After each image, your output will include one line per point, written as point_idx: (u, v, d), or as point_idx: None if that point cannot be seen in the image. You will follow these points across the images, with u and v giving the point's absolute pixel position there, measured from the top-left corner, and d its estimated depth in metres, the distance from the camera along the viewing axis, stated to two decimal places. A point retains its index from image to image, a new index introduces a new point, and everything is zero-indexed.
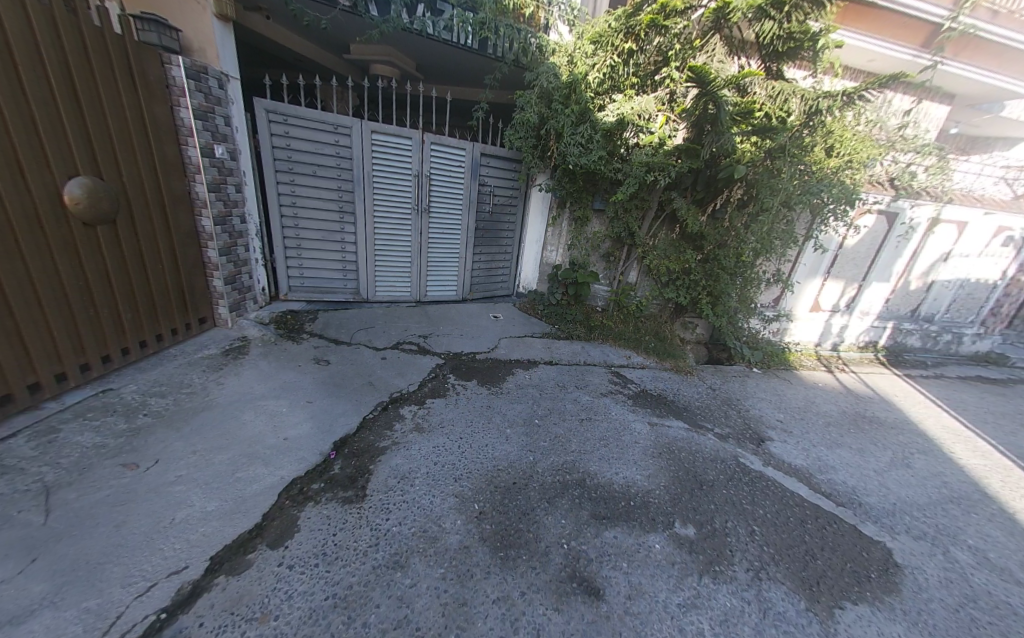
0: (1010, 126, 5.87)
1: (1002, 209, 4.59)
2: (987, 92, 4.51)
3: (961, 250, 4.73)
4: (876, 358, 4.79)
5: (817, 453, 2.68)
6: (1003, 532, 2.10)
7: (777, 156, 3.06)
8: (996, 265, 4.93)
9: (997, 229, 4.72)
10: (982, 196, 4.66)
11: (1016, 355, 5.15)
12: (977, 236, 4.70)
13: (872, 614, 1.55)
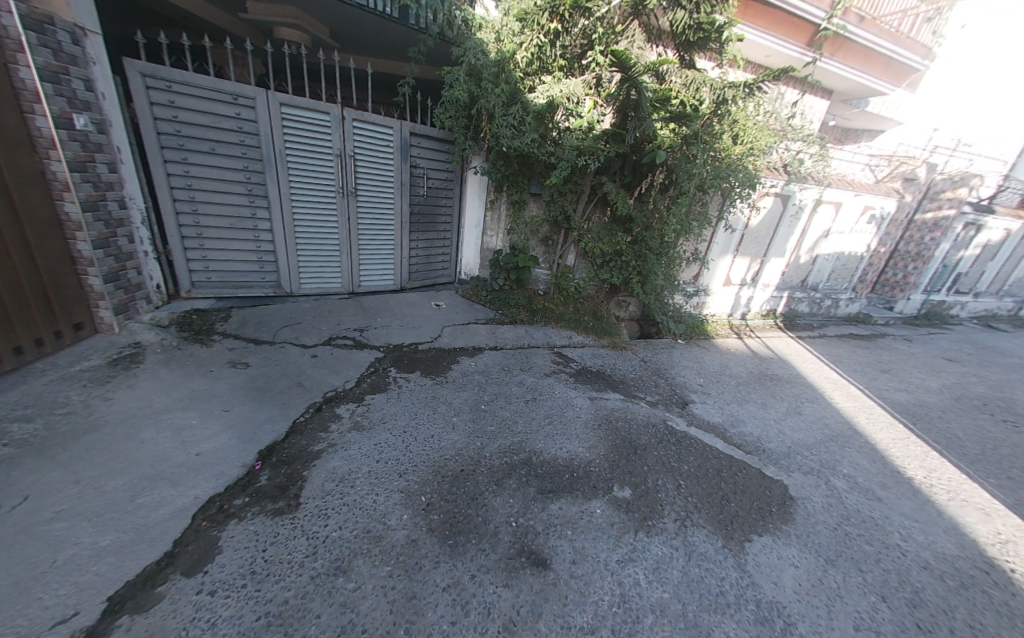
0: (872, 119, 6.93)
1: (866, 192, 5.45)
2: (855, 88, 5.25)
3: (838, 228, 5.57)
4: (776, 323, 5.52)
5: (730, 409, 3.03)
6: (866, 459, 2.58)
7: (690, 143, 3.23)
8: (864, 240, 5.87)
9: (864, 208, 5.61)
10: (853, 180, 5.48)
11: (877, 315, 6.26)
12: (850, 215, 5.55)
13: (773, 542, 1.83)
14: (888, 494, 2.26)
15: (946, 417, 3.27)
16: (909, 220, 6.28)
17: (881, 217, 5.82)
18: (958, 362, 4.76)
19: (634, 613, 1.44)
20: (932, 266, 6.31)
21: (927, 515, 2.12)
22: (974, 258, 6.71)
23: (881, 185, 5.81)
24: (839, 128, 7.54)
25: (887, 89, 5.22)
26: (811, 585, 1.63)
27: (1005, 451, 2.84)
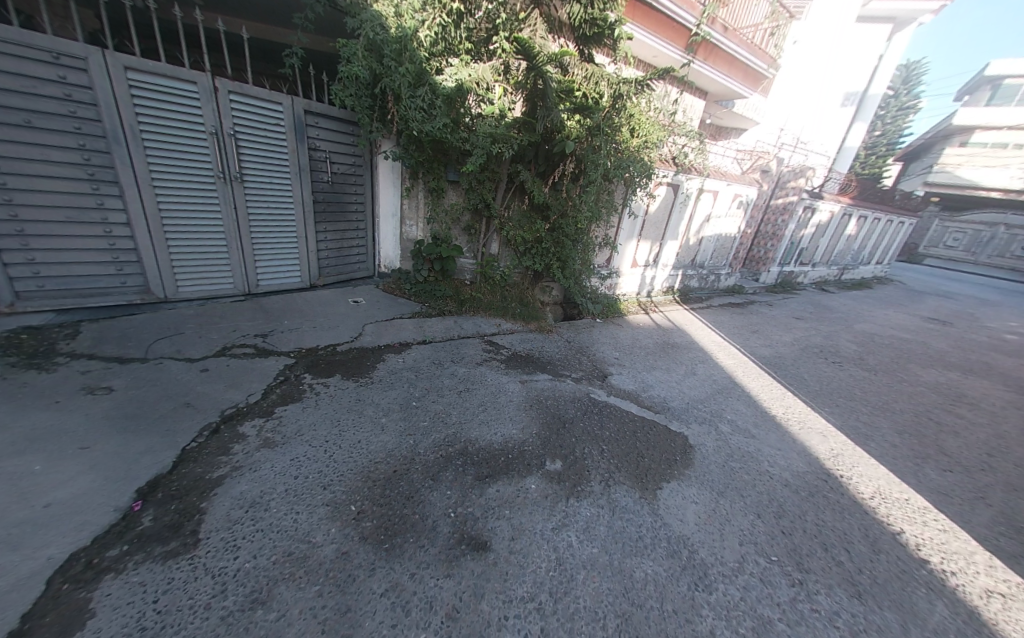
0: (738, 119, 8.16)
1: (735, 182, 6.39)
2: (723, 91, 6.09)
3: (717, 213, 6.51)
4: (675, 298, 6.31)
5: (641, 377, 3.41)
6: (745, 405, 3.12)
7: (594, 133, 3.42)
8: (736, 223, 6.94)
9: (736, 196, 6.63)
10: (727, 172, 6.42)
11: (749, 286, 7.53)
12: (726, 201, 6.52)
13: (680, 486, 2.13)
14: (760, 431, 2.77)
15: (796, 364, 4.10)
16: (767, 206, 7.57)
17: (747, 203, 6.89)
18: (803, 319, 6.00)
19: (569, 573, 1.57)
20: (784, 243, 7.77)
21: (786, 442, 2.66)
22: (811, 236, 8.42)
23: (747, 176, 6.84)
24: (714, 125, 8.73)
25: (746, 91, 6.15)
26: (708, 516, 1.94)
27: (833, 385, 3.68)
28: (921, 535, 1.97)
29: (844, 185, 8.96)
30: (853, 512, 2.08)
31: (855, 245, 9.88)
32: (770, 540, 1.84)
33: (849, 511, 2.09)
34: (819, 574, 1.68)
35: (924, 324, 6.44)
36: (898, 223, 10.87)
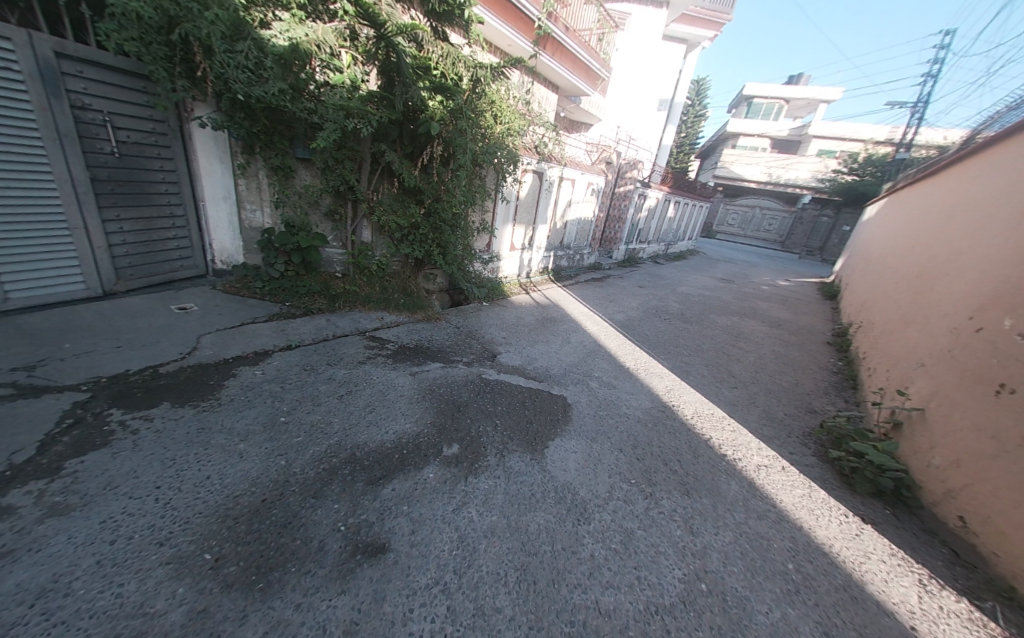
0: (585, 113, 9.22)
1: (586, 171, 7.21)
2: (570, 86, 6.76)
3: (577, 198, 7.33)
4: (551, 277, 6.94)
5: (526, 352, 3.68)
6: (609, 363, 3.69)
7: (457, 116, 3.41)
8: (592, 207, 7.94)
9: (590, 184, 7.56)
10: (581, 161, 7.23)
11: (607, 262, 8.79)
12: (583, 188, 7.37)
13: (563, 442, 2.41)
14: (620, 382, 3.34)
15: (643, 324, 5.03)
16: (613, 192, 8.84)
17: (597, 190, 7.91)
18: (646, 287, 7.35)
19: (471, 546, 1.63)
20: (627, 224, 9.32)
21: (638, 387, 3.27)
22: (645, 218, 10.29)
23: (596, 166, 7.79)
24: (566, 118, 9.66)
25: (588, 90, 6.95)
26: (586, 462, 2.26)
27: (668, 337, 4.65)
28: (722, 437, 2.71)
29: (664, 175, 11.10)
30: (684, 431, 2.72)
31: (675, 225, 12.50)
32: (630, 468, 2.26)
33: (681, 431, 2.72)
34: (664, 485, 2.15)
35: (719, 283, 8.66)
36: (699, 206, 14.09)
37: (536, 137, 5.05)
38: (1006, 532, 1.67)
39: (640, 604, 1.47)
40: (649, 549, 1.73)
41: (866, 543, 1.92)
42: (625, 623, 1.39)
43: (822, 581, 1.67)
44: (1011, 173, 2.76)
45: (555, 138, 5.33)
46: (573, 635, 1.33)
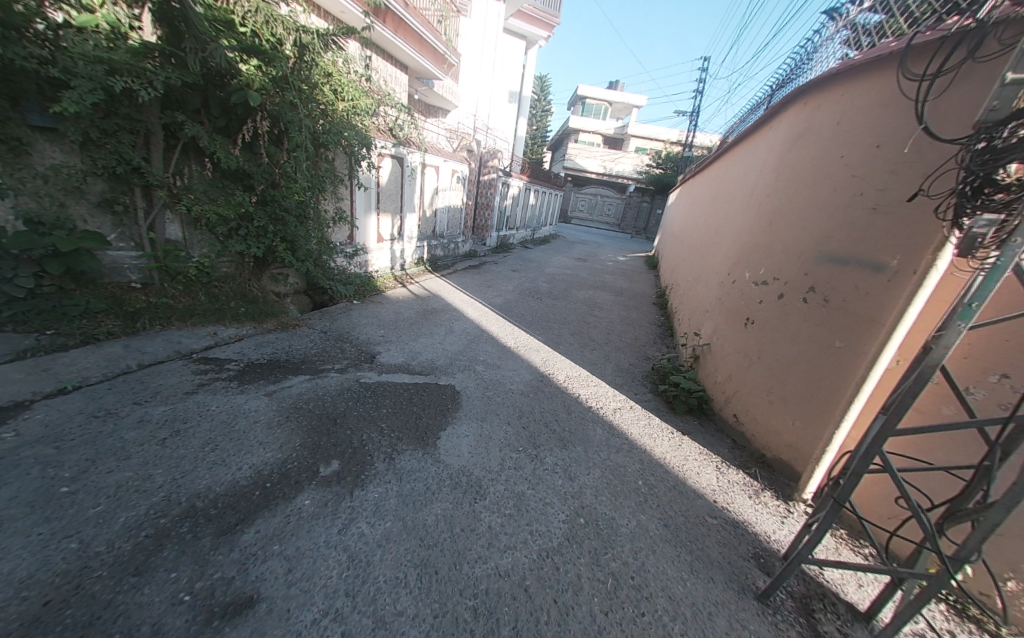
0: (440, 98, 9.09)
1: (449, 158, 7.15)
2: (419, 65, 6.52)
3: (443, 185, 7.24)
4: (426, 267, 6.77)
5: (407, 347, 3.53)
6: (491, 345, 3.86)
7: (282, 87, 2.95)
8: (459, 195, 7.98)
9: (455, 171, 7.56)
10: (442, 148, 7.13)
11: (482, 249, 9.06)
12: (447, 175, 7.29)
13: (454, 430, 2.43)
14: (502, 361, 3.53)
15: (519, 304, 5.39)
16: (478, 180, 9.03)
17: (463, 177, 7.97)
18: (519, 270, 7.88)
19: (364, 561, 1.51)
20: (495, 211, 9.73)
21: (519, 363, 3.53)
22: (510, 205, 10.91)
23: (457, 153, 7.78)
24: (422, 101, 9.35)
25: (438, 71, 6.83)
26: (478, 443, 2.34)
27: (541, 314, 5.12)
28: (589, 393, 3.16)
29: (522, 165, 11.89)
30: (559, 394, 3.07)
31: (537, 211, 13.63)
32: (517, 438, 2.44)
33: (558, 395, 3.06)
34: (547, 445, 2.40)
35: (577, 262, 9.89)
36: (555, 194, 15.67)
37: (386, 119, 4.71)
38: (757, 418, 2.43)
39: (533, 555, 1.63)
40: (539, 505, 1.92)
41: (687, 449, 2.55)
42: (522, 575, 1.52)
43: (663, 488, 2.16)
44: (744, 167, 3.89)
45: (410, 121, 5.08)
46: (477, 606, 1.39)
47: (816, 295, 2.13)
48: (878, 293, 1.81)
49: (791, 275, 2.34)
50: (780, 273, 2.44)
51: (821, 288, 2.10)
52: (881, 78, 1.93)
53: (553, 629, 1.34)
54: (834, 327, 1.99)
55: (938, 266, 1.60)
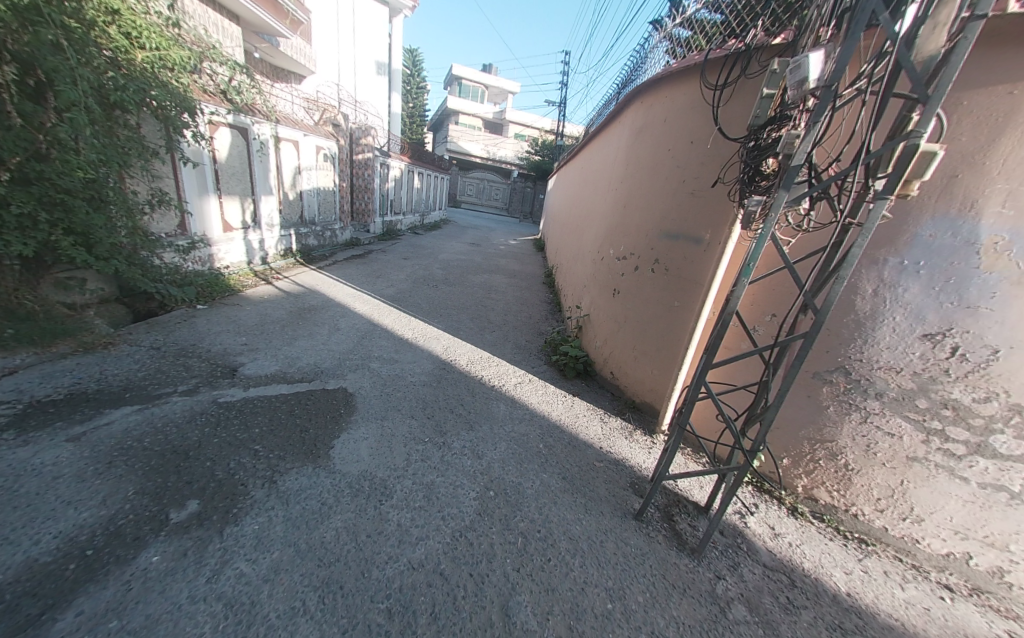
0: (287, 59, 7.80)
1: (310, 132, 6.27)
2: (248, 13, 5.42)
3: (306, 164, 6.30)
4: (297, 260, 5.93)
5: (281, 352, 3.07)
6: (385, 339, 3.63)
7: (34, 21, 2.15)
8: (329, 176, 7.10)
9: (319, 148, 6.63)
10: (299, 120, 6.15)
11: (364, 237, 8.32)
12: (310, 152, 6.34)
13: (350, 435, 2.24)
14: (400, 354, 3.36)
15: (413, 293, 5.17)
16: (352, 160, 8.16)
17: (332, 156, 7.09)
18: (410, 258, 7.53)
19: (245, 601, 1.27)
20: (375, 195, 8.98)
21: (418, 354, 3.41)
22: (392, 188, 10.21)
23: (321, 127, 6.86)
24: (263, 61, 7.86)
25: (276, 23, 5.81)
26: (379, 443, 2.21)
27: (436, 301, 5.00)
28: (490, 373, 3.27)
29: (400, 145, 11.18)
30: (462, 379, 3.09)
31: (423, 195, 13.06)
32: (422, 429, 2.39)
33: (460, 380, 3.08)
34: (452, 431, 2.41)
35: (469, 247, 9.91)
36: (441, 178, 15.25)
37: (216, 82, 3.93)
38: (627, 372, 2.87)
39: (447, 538, 1.64)
40: (449, 489, 1.93)
41: (577, 408, 2.86)
42: (437, 562, 1.52)
43: (561, 447, 2.40)
44: (603, 154, 4.39)
45: (249, 84, 4.27)
46: (391, 606, 1.32)
47: (660, 266, 2.56)
48: (701, 261, 2.28)
49: (642, 250, 2.77)
50: (634, 249, 2.85)
51: (662, 260, 2.54)
52: (692, 85, 2.36)
53: (471, 601, 1.38)
54: (674, 291, 2.45)
55: (733, 238, 2.10)
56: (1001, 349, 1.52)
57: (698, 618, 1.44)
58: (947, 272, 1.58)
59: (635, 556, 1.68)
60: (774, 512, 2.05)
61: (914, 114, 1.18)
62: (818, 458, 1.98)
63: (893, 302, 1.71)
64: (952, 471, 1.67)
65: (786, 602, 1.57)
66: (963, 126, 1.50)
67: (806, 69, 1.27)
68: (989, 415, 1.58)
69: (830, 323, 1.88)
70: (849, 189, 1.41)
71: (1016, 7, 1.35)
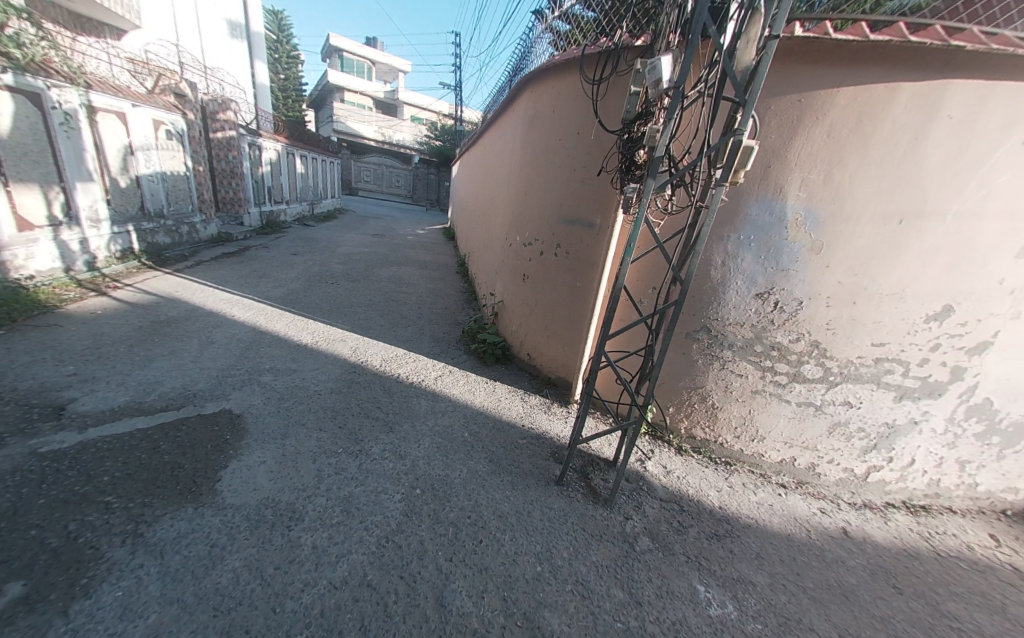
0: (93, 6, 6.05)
1: (142, 103, 5.01)
2: None
3: (140, 143, 5.04)
4: (142, 264, 4.78)
5: (131, 379, 2.47)
6: (278, 347, 3.19)
7: None
8: (178, 159, 5.81)
9: (156, 122, 5.33)
10: (121, 86, 4.84)
11: (235, 233, 7.07)
12: (143, 127, 5.07)
13: (241, 462, 1.94)
14: (298, 363, 3.00)
15: (307, 293, 4.62)
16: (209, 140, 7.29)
17: (180, 134, 5.80)
18: (300, 253, 6.67)
19: None
20: (249, 182, 7.88)
21: (321, 359, 3.09)
22: (269, 175, 8.84)
23: (158, 97, 5.53)
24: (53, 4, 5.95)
25: None
26: (280, 464, 1.96)
27: (336, 300, 4.54)
28: (407, 369, 3.14)
29: (274, 124, 9.68)
30: (376, 380, 2.91)
31: (310, 182, 11.61)
32: (334, 439, 2.20)
33: (373, 381, 2.88)
34: (368, 436, 2.27)
35: (371, 238, 9.21)
36: (330, 162, 13.69)
37: None
38: (542, 351, 3.04)
39: (371, 547, 1.56)
40: (370, 497, 1.83)
41: (498, 392, 2.94)
42: (362, 574, 1.43)
43: (485, 432, 2.44)
44: (502, 141, 4.42)
45: None
46: (314, 634, 1.20)
47: (562, 250, 2.73)
48: (596, 244, 2.49)
49: (545, 236, 2.91)
50: (538, 234, 2.98)
51: (563, 244, 2.71)
52: (574, 78, 2.52)
53: (403, 603, 1.34)
54: (575, 273, 2.64)
55: (619, 222, 2.33)
56: (803, 300, 2.01)
57: (614, 558, 1.65)
58: (768, 243, 2.01)
59: (559, 518, 1.83)
60: (667, 454, 2.42)
61: (738, 115, 1.45)
62: (695, 403, 2.39)
63: (736, 270, 2.11)
64: (780, 397, 2.18)
65: (678, 525, 1.89)
66: (771, 127, 1.90)
67: (660, 71, 1.44)
68: (800, 351, 2.09)
69: (696, 291, 2.24)
70: (699, 177, 1.68)
71: (799, 33, 1.74)
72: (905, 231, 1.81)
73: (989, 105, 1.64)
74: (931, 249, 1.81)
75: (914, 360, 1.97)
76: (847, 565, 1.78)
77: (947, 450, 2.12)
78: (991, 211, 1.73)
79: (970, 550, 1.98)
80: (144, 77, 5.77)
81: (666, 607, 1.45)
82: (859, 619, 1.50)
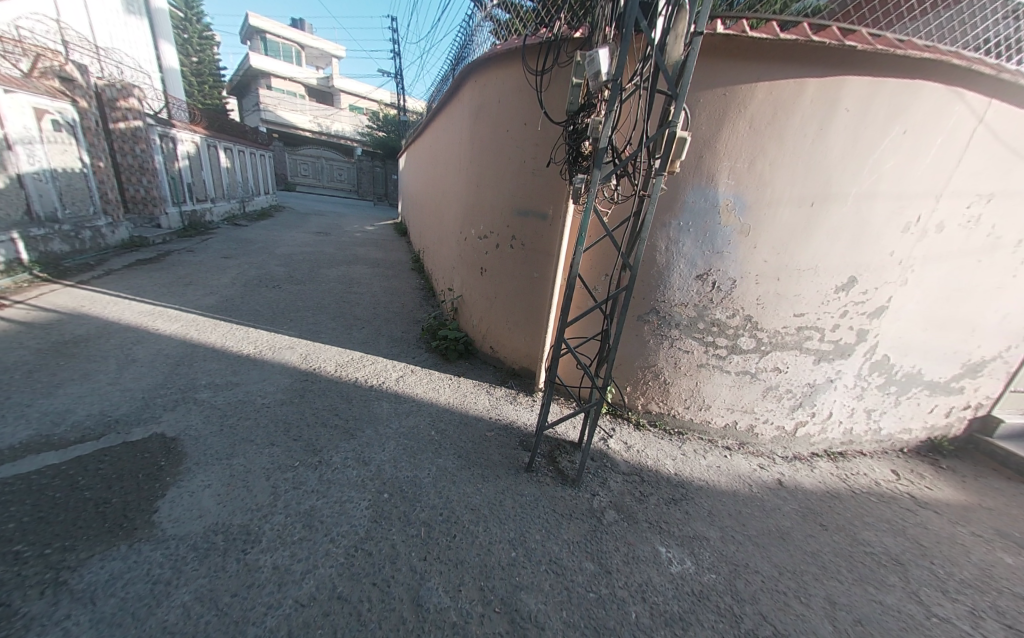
0: None
1: (18, 88, 4.22)
2: None
3: (17, 135, 4.27)
4: (34, 277, 4.10)
5: (32, 410, 2.13)
6: (216, 360, 2.91)
7: None
8: (71, 153, 5.00)
9: (37, 112, 4.53)
10: None
11: (151, 236, 6.27)
12: (20, 116, 4.30)
13: (182, 488, 1.76)
14: (241, 375, 2.76)
15: (245, 299, 4.24)
16: (108, 131, 6.38)
17: (72, 125, 4.98)
18: (233, 256, 6.08)
19: None
20: (164, 179, 7.03)
21: (267, 370, 2.87)
22: (188, 170, 7.91)
23: (38, 81, 4.70)
24: None
25: None
26: (228, 486, 1.81)
27: (279, 304, 4.22)
28: (364, 373, 3.01)
29: (189, 113, 8.65)
30: (331, 387, 2.76)
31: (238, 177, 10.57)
32: (290, 453, 2.07)
33: (328, 389, 2.74)
34: (328, 445, 2.16)
35: (315, 237, 8.62)
36: (260, 156, 12.57)
37: None
38: (504, 343, 3.06)
39: (340, 558, 1.50)
40: (334, 508, 1.75)
41: (462, 388, 2.93)
42: (331, 587, 1.38)
43: (452, 428, 2.43)
44: (450, 132, 4.31)
45: None
46: None
47: (517, 242, 2.74)
48: (550, 235, 2.54)
49: (499, 228, 2.91)
50: (493, 227, 2.97)
51: (518, 236, 2.73)
52: (517, 69, 2.51)
53: (378, 609, 1.31)
54: (531, 264, 2.67)
55: (570, 213, 2.39)
56: (736, 279, 2.21)
57: (583, 534, 1.73)
58: (705, 228, 2.17)
59: (530, 503, 1.88)
60: (627, 431, 2.57)
61: (671, 107, 1.53)
62: (649, 381, 2.55)
63: (678, 254, 2.26)
64: (721, 368, 2.39)
65: (640, 495, 2.02)
66: (702, 118, 2.04)
67: (599, 63, 1.48)
68: (736, 325, 2.30)
69: (644, 275, 2.36)
70: (640, 167, 1.76)
71: (721, 30, 1.87)
72: (816, 212, 2.04)
73: (877, 99, 1.88)
74: (837, 228, 2.06)
75: (827, 326, 2.25)
76: (783, 511, 2.02)
77: (857, 402, 2.46)
78: (881, 193, 2.00)
79: (877, 485, 2.33)
80: (15, 56, 4.88)
81: (632, 572, 1.55)
82: (795, 556, 1.72)
